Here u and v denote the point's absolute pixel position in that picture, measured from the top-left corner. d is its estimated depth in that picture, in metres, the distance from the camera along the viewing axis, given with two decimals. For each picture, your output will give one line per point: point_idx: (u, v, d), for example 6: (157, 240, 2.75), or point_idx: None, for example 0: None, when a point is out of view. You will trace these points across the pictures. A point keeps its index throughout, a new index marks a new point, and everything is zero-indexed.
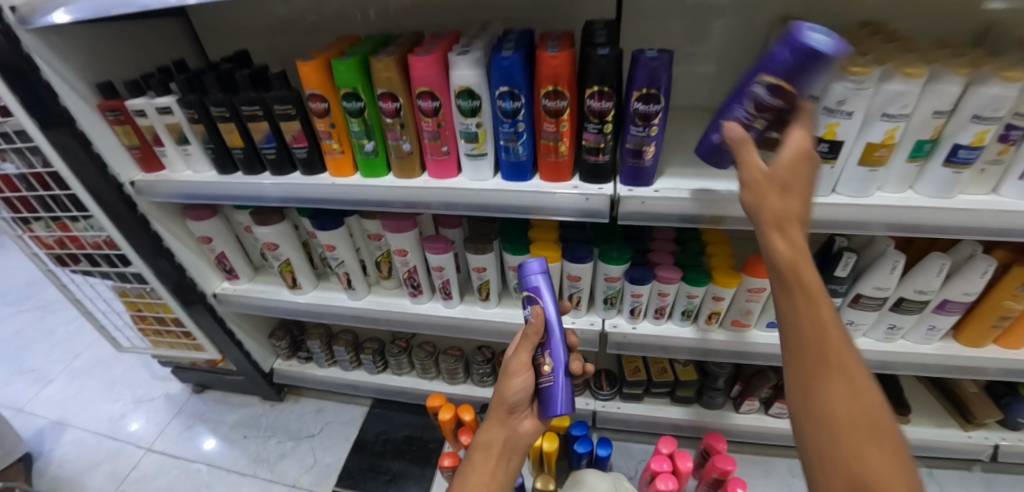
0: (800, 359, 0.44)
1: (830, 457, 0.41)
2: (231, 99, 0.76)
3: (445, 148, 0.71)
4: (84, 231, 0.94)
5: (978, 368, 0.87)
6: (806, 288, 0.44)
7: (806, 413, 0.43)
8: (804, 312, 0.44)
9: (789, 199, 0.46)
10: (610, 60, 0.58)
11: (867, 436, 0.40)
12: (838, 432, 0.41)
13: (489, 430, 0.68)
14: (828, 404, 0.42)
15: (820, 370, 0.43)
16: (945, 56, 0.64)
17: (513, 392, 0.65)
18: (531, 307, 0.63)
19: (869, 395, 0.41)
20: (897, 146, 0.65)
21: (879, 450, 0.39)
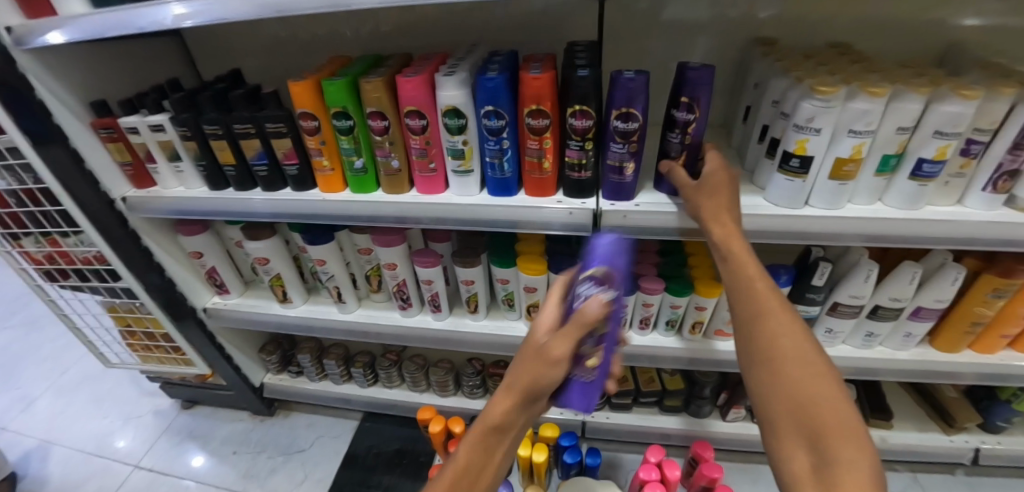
0: (744, 314, 0.52)
1: (776, 389, 0.46)
2: (223, 117, 0.77)
3: (433, 164, 0.73)
4: (75, 247, 0.94)
5: (955, 373, 0.89)
6: (740, 260, 0.56)
7: (751, 357, 0.49)
8: (741, 277, 0.55)
9: (717, 196, 0.61)
10: (590, 81, 0.61)
11: (802, 365, 0.46)
12: (780, 366, 0.47)
13: (494, 418, 0.52)
14: (769, 343, 0.48)
15: (760, 316, 0.50)
16: (908, 75, 0.68)
17: (545, 382, 0.50)
18: (591, 282, 0.55)
19: (803, 333, 0.48)
20: (865, 161, 0.68)
21: (818, 376, 0.45)
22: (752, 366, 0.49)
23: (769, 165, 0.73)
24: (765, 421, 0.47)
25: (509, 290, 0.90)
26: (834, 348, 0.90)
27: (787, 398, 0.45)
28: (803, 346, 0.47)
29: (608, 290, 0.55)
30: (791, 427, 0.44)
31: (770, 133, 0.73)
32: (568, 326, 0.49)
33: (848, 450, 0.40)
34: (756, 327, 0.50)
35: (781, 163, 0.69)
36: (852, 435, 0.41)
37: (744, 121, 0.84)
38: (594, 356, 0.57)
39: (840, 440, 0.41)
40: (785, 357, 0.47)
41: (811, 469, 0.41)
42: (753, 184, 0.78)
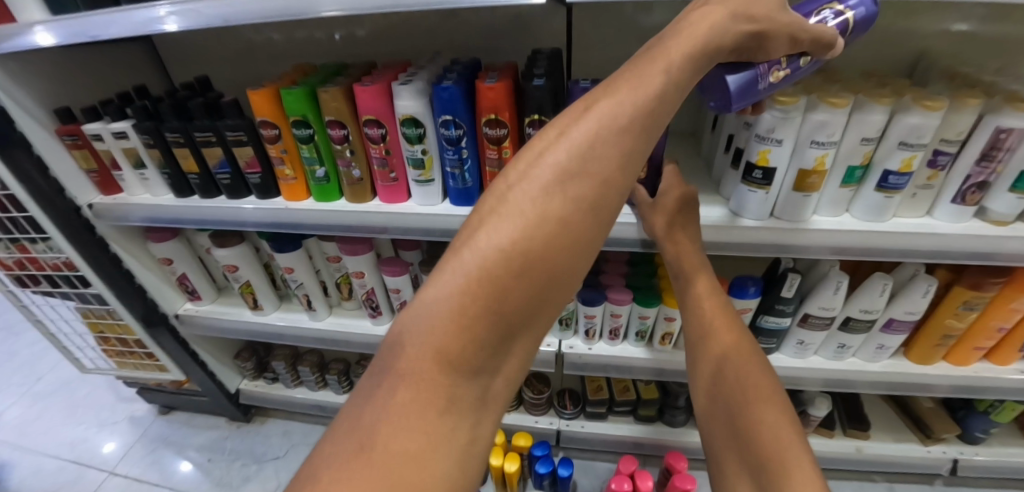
0: (701, 350, 0.61)
1: (723, 418, 0.54)
2: (185, 125, 0.76)
3: (394, 174, 0.72)
4: (43, 254, 0.93)
5: (928, 384, 0.88)
6: (698, 295, 0.65)
7: (707, 390, 0.58)
8: (699, 311, 0.64)
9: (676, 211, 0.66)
10: (545, 91, 0.60)
11: (753, 392, 0.53)
12: (729, 393, 0.55)
13: (610, 105, 0.35)
14: (721, 376, 0.57)
15: (715, 354, 0.59)
16: (872, 85, 0.67)
17: (685, 69, 0.37)
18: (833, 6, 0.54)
19: (754, 365, 0.56)
20: (830, 172, 0.67)
21: (768, 403, 0.51)
22: (707, 396, 0.58)
23: (733, 175, 0.72)
24: (714, 445, 0.55)
25: None
26: (805, 360, 0.89)
27: (735, 429, 0.52)
28: (755, 377, 0.54)
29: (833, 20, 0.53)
30: (738, 453, 0.51)
31: (734, 143, 0.71)
32: (680, 29, 0.39)
33: (785, 469, 0.44)
34: (709, 363, 0.59)
35: (744, 174, 0.68)
36: (794, 458, 0.45)
37: (712, 130, 0.83)
38: (778, 75, 0.51)
39: (780, 462, 0.45)
40: (739, 385, 0.55)
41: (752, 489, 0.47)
42: (719, 195, 0.77)
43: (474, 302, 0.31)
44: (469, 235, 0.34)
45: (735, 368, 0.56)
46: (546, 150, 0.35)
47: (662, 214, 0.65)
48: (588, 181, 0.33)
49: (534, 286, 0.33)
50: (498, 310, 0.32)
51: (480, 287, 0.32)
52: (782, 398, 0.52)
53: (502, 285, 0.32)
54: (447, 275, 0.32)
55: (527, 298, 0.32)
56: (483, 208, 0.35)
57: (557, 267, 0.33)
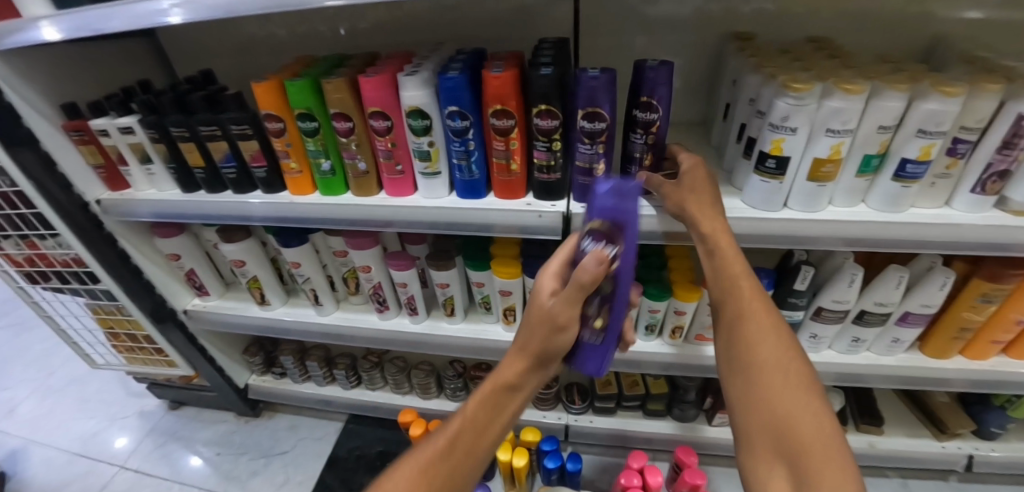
0: (733, 330, 0.56)
1: (757, 405, 0.50)
2: (189, 120, 0.76)
3: (400, 166, 0.72)
4: (52, 250, 0.94)
5: (943, 379, 0.86)
6: (733, 271, 0.58)
7: (737, 375, 0.53)
8: (734, 288, 0.58)
9: (691, 195, 0.63)
10: (552, 80, 0.59)
11: (788, 383, 0.49)
12: (763, 380, 0.51)
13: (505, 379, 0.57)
14: (755, 361, 0.52)
15: (751, 335, 0.54)
16: (888, 71, 0.65)
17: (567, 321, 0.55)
18: (598, 224, 0.55)
19: (790, 351, 0.52)
20: (845, 161, 0.65)
21: (803, 396, 0.48)
22: (737, 380, 0.53)
23: (745, 165, 0.71)
24: (739, 427, 0.51)
25: (485, 293, 0.88)
26: (817, 353, 0.88)
27: (768, 418, 0.48)
28: (792, 366, 0.51)
29: (609, 244, 0.54)
30: (770, 445, 0.47)
31: (746, 133, 0.70)
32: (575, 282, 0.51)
33: (827, 471, 0.43)
34: (743, 346, 0.54)
35: (757, 164, 0.66)
36: (833, 458, 0.43)
37: (723, 120, 0.82)
38: (602, 318, 0.59)
39: (821, 461, 0.43)
40: (769, 367, 0.51)
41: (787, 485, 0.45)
42: (730, 185, 0.75)
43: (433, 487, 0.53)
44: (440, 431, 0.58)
45: (773, 354, 0.52)
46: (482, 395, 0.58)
47: (674, 200, 0.64)
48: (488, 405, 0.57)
49: (472, 462, 0.56)
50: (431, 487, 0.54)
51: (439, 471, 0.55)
52: (818, 393, 0.49)
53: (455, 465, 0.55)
54: (414, 455, 0.56)
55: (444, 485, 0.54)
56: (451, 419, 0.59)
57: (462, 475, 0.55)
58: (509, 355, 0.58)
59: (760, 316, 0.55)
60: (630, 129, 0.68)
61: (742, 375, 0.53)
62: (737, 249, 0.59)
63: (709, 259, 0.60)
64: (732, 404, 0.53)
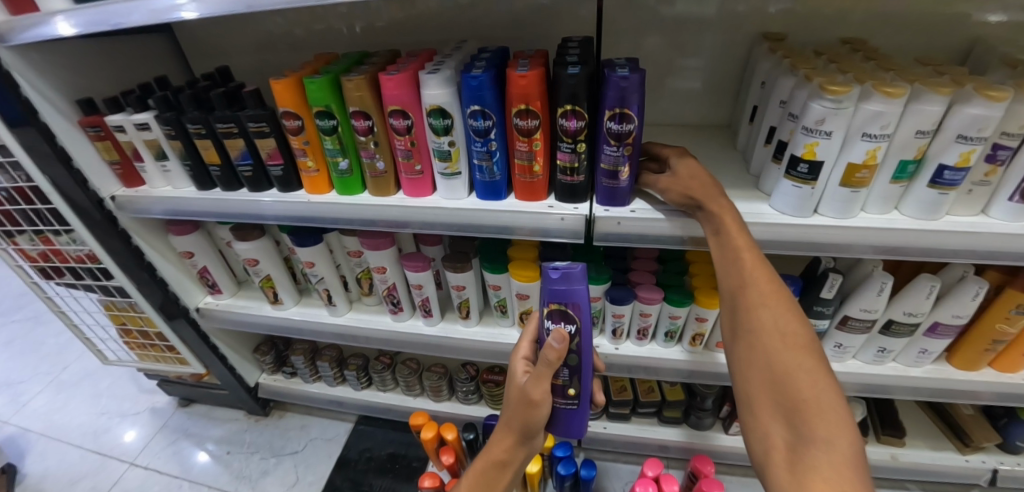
0: (735, 297, 0.55)
1: (757, 367, 0.49)
2: (206, 117, 0.75)
3: (419, 166, 0.70)
4: (67, 245, 0.93)
5: (972, 392, 0.84)
6: (735, 243, 0.56)
7: (739, 341, 0.52)
8: (734, 258, 0.56)
9: (693, 181, 0.61)
10: (580, 79, 0.57)
11: (787, 346, 0.48)
12: (761, 344, 0.50)
13: (495, 455, 0.62)
14: (755, 326, 0.51)
15: (752, 302, 0.53)
16: (927, 74, 0.62)
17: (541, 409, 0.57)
18: (550, 307, 0.57)
19: (794, 318, 0.50)
20: (880, 166, 0.63)
21: (803, 357, 0.47)
22: (739, 347, 0.52)
23: (775, 170, 0.69)
24: (745, 394, 0.50)
25: (501, 296, 0.86)
26: (843, 363, 0.85)
27: (771, 384, 0.47)
28: (791, 330, 0.49)
29: (567, 323, 0.57)
30: (770, 405, 0.47)
31: (776, 136, 0.68)
32: (538, 374, 0.54)
33: (824, 428, 0.42)
34: (744, 313, 0.53)
35: (789, 168, 0.64)
36: (832, 414, 0.43)
37: (749, 122, 0.80)
38: (575, 387, 0.62)
39: (819, 419, 0.42)
40: (771, 333, 0.50)
41: (785, 443, 0.44)
42: (757, 190, 0.73)
43: None
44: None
45: (774, 319, 0.51)
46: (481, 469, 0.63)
47: (678, 190, 0.62)
48: (492, 474, 0.62)
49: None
50: None
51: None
52: (819, 353, 0.47)
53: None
54: None
55: None
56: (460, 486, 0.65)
57: None
58: (496, 435, 0.62)
59: (764, 285, 0.53)
60: None
61: (745, 343, 0.51)
62: (740, 223, 0.58)
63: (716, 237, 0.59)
64: (735, 368, 0.52)
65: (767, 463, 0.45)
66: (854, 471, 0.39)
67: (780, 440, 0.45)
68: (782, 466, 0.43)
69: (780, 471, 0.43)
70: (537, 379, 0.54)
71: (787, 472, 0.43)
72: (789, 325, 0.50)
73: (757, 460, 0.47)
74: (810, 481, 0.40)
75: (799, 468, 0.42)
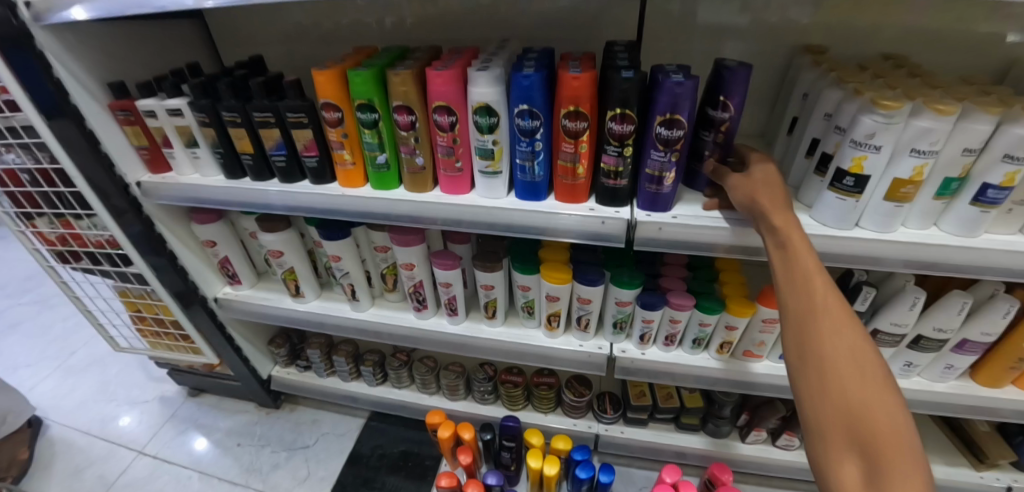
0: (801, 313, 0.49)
1: (829, 399, 0.45)
2: (243, 105, 0.75)
3: (460, 164, 0.70)
4: (87, 230, 0.92)
5: (994, 409, 0.84)
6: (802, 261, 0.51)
7: (808, 369, 0.46)
8: (801, 274, 0.50)
9: (762, 186, 0.59)
10: (633, 83, 0.57)
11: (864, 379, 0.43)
12: (827, 362, 0.45)
13: None
14: (821, 347, 0.46)
15: (818, 319, 0.47)
16: (974, 93, 0.63)
17: None
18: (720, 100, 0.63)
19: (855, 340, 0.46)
20: (924, 182, 0.63)
21: (873, 390, 0.43)
22: (806, 374, 0.46)
23: (817, 181, 0.69)
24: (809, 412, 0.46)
25: (530, 297, 0.86)
26: None
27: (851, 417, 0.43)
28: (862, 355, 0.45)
29: (724, 112, 0.63)
30: (841, 438, 0.43)
31: (820, 148, 0.68)
32: None
33: (902, 469, 0.39)
34: (810, 331, 0.47)
35: (833, 180, 0.64)
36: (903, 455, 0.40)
37: (788, 133, 0.80)
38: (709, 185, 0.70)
39: (896, 461, 0.40)
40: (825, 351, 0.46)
41: (861, 477, 0.41)
42: (797, 201, 0.73)
43: None
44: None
45: (845, 344, 0.46)
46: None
47: (745, 191, 0.60)
48: None
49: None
50: None
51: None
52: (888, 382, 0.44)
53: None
54: None
55: None
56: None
57: None
58: None
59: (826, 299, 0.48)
60: (700, 128, 0.67)
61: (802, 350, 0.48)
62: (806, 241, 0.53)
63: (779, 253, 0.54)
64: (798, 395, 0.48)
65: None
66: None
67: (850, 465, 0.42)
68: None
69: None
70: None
71: None
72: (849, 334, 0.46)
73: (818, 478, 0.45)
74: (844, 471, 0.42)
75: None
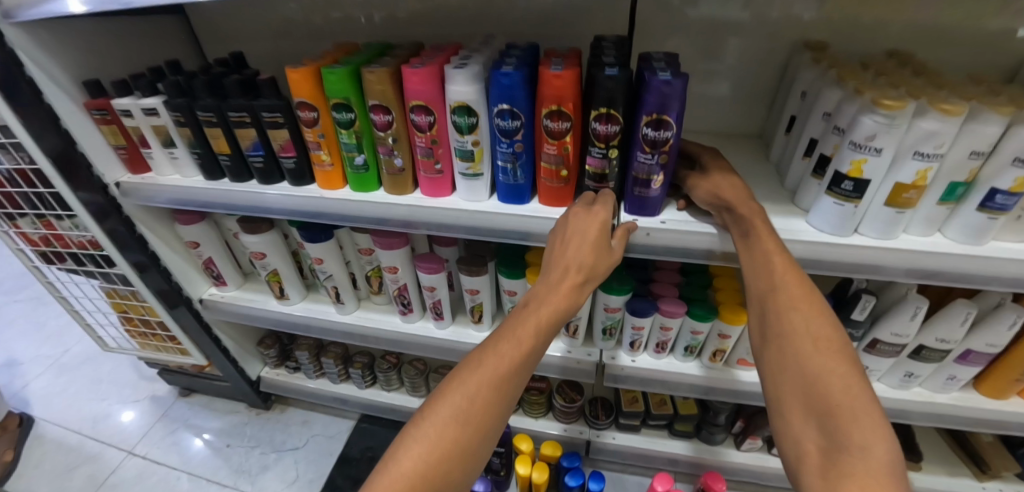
0: (766, 300, 0.53)
1: (790, 376, 0.47)
2: (219, 104, 0.72)
3: (439, 165, 0.67)
4: (69, 231, 0.90)
5: (998, 422, 0.80)
6: (765, 246, 0.54)
7: (771, 350, 0.50)
8: (764, 261, 0.54)
9: (724, 183, 0.60)
10: (619, 82, 0.54)
11: (822, 355, 0.46)
12: (790, 342, 0.48)
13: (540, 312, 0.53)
14: (785, 329, 0.49)
15: (782, 305, 0.51)
16: (983, 93, 0.59)
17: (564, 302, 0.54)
18: None
19: (817, 321, 0.49)
20: (928, 187, 0.59)
21: (834, 361, 0.45)
22: (771, 356, 0.50)
23: (815, 185, 0.66)
24: (776, 394, 0.48)
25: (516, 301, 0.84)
26: None
27: (809, 390, 0.45)
28: (824, 334, 0.48)
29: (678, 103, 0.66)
30: (801, 411, 0.45)
31: (817, 149, 0.64)
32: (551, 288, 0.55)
33: (860, 435, 0.40)
34: (774, 315, 0.51)
35: (831, 184, 0.61)
36: (867, 421, 0.41)
37: (786, 133, 0.76)
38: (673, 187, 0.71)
39: (854, 426, 0.41)
40: (784, 331, 0.50)
41: (820, 450, 0.43)
42: (794, 205, 0.70)
43: (504, 381, 0.49)
44: (438, 402, 0.48)
45: (805, 322, 0.49)
46: (500, 346, 0.50)
47: (706, 188, 0.61)
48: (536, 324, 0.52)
49: (462, 472, 0.47)
50: (512, 372, 0.50)
51: (442, 458, 0.45)
52: (852, 357, 0.46)
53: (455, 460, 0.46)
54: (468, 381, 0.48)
55: (505, 383, 0.49)
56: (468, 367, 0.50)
57: (501, 391, 0.49)
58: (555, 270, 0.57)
59: (791, 284, 0.52)
60: None
61: (769, 334, 0.51)
62: (770, 227, 0.55)
63: (743, 240, 0.56)
64: (766, 374, 0.50)
65: (799, 469, 0.44)
66: (891, 476, 0.38)
67: (813, 439, 0.43)
68: (816, 470, 0.42)
69: (813, 475, 0.42)
70: (579, 222, 0.57)
71: (819, 476, 0.41)
72: (810, 313, 0.49)
73: (789, 464, 0.45)
74: (808, 445, 0.44)
75: (834, 475, 0.40)
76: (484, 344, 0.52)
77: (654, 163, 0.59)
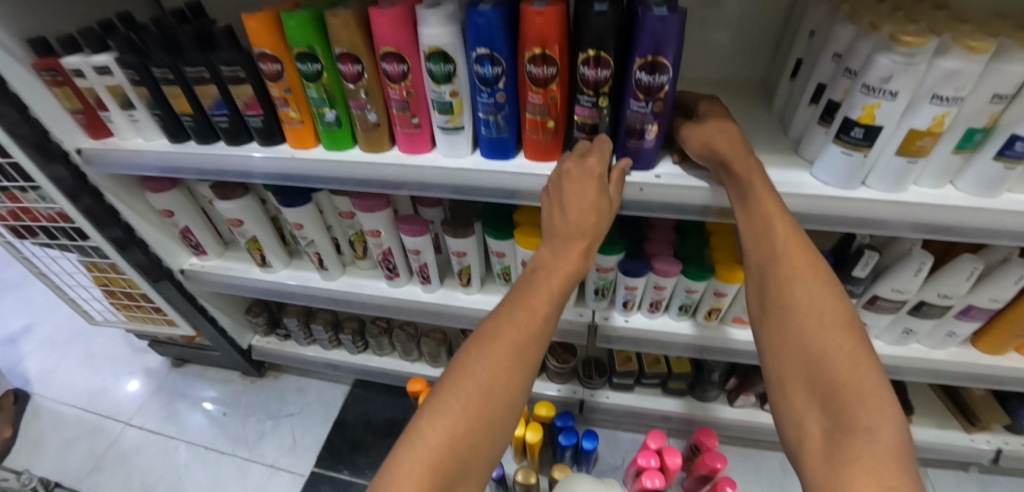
0: (767, 271, 0.50)
1: (793, 355, 0.45)
2: (174, 59, 0.66)
3: (416, 119, 0.62)
4: (35, 203, 0.85)
5: (993, 377, 0.80)
6: (767, 212, 0.50)
7: (773, 327, 0.47)
8: (765, 230, 0.50)
9: (721, 134, 0.55)
10: (609, 19, 0.48)
11: (828, 331, 0.43)
12: (793, 317, 0.46)
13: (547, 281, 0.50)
14: (787, 304, 0.47)
15: (783, 276, 0.48)
16: (1010, 29, 0.53)
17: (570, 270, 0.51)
18: None
19: (823, 295, 0.46)
20: (943, 134, 0.55)
21: (840, 337, 0.43)
22: (772, 332, 0.47)
23: (821, 133, 0.61)
24: (776, 371, 0.46)
25: (505, 264, 0.81)
26: None
27: (813, 370, 0.43)
28: (830, 308, 0.45)
29: None
30: (804, 391, 0.43)
31: (826, 95, 0.59)
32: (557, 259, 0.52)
33: (866, 417, 0.38)
34: (776, 287, 0.48)
35: (839, 132, 0.56)
36: (874, 401, 0.39)
37: (791, 79, 0.71)
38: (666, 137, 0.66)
39: (860, 407, 0.39)
40: (786, 305, 0.47)
41: (822, 432, 0.41)
42: (798, 156, 0.66)
43: (513, 356, 0.46)
44: (450, 386, 0.45)
45: (810, 296, 0.46)
46: (508, 323, 0.47)
47: (700, 139, 0.56)
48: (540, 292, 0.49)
49: (480, 458, 0.44)
50: (522, 347, 0.47)
51: (459, 444, 0.42)
52: (859, 333, 0.43)
53: (471, 448, 0.43)
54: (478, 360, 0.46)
55: (512, 359, 0.46)
56: (477, 347, 0.47)
57: (510, 367, 0.46)
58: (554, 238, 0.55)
59: (795, 253, 0.48)
60: None
61: (771, 308, 0.48)
62: (772, 190, 0.51)
63: (741, 204, 0.52)
64: (766, 351, 0.48)
65: (800, 450, 0.42)
66: (898, 460, 0.36)
67: (817, 419, 0.41)
68: (818, 452, 0.40)
69: (814, 457, 0.40)
70: (574, 184, 0.53)
71: (821, 458, 0.40)
72: (817, 286, 0.46)
73: (789, 444, 0.44)
74: (812, 426, 0.42)
75: (838, 458, 0.38)
76: (491, 321, 0.49)
77: (648, 110, 0.54)
